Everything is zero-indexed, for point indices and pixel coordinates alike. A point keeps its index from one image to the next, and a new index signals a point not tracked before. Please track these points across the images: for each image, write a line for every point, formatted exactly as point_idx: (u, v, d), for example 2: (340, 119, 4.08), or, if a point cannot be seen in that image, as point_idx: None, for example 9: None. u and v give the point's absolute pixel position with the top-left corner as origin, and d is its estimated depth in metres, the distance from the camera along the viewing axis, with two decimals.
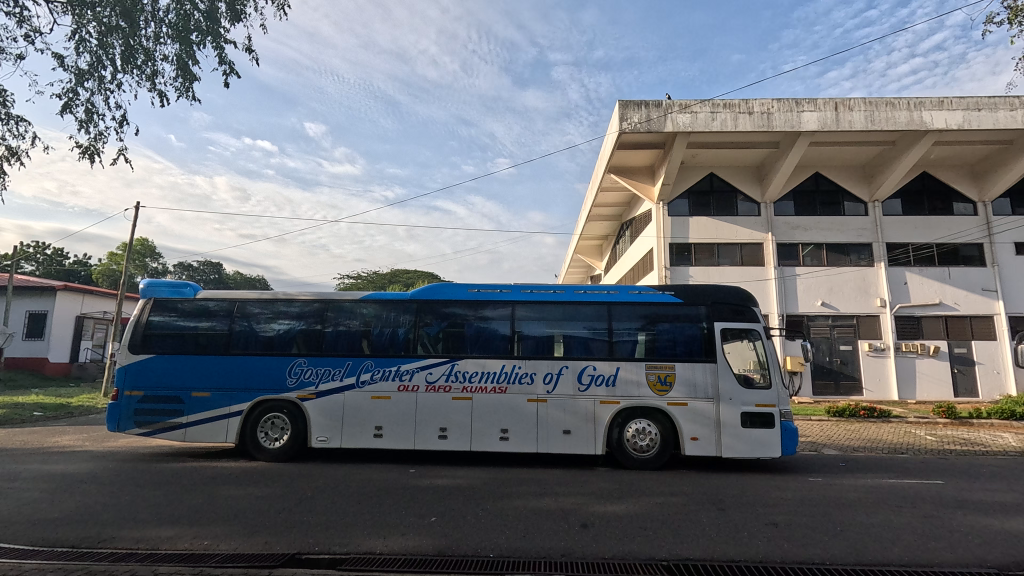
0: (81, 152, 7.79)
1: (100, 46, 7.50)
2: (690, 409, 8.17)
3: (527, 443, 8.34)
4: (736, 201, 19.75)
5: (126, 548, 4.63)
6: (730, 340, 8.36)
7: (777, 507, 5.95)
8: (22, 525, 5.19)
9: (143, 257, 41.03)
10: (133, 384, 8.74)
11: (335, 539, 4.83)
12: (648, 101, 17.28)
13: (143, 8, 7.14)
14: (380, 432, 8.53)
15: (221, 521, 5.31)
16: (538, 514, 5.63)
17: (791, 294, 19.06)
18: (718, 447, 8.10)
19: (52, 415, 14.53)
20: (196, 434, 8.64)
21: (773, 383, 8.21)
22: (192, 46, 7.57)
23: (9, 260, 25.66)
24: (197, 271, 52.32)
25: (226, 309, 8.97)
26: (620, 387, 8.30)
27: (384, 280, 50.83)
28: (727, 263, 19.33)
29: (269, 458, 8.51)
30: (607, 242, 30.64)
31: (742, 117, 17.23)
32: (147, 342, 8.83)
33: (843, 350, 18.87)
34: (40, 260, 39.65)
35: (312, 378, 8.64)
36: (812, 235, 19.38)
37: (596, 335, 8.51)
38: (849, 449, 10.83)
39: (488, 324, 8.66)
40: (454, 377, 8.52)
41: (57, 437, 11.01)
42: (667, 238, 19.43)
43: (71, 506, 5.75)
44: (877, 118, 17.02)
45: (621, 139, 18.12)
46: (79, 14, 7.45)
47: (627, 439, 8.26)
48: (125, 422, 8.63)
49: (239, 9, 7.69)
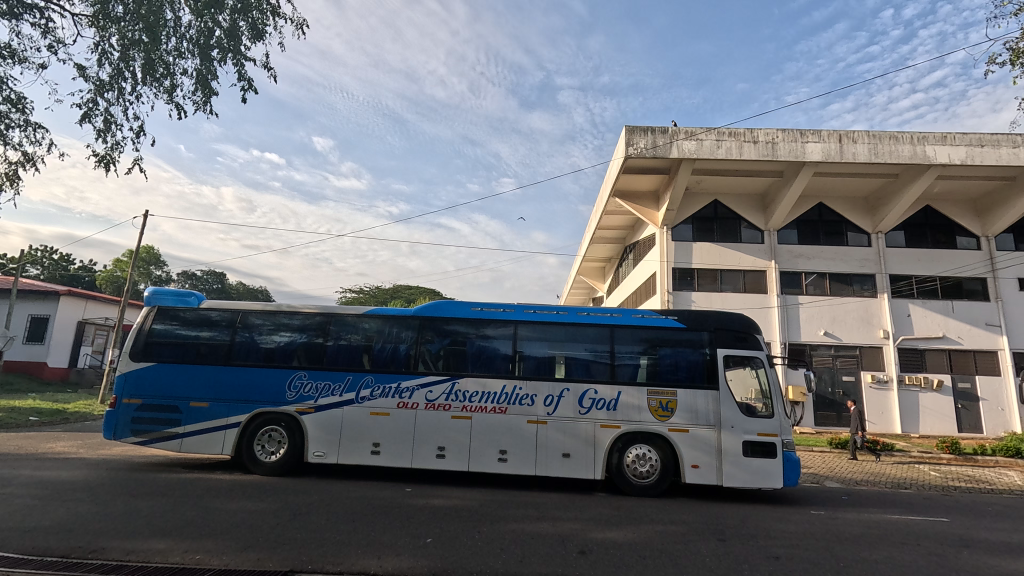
0: (99, 159, 8.40)
1: (122, 59, 7.69)
2: (690, 436, 8.10)
3: (525, 465, 8.26)
4: (740, 228, 19.86)
5: (117, 559, 4.56)
6: (732, 367, 8.33)
7: (778, 539, 5.85)
8: (14, 532, 5.14)
9: (147, 265, 41.37)
10: (132, 392, 8.70)
11: (330, 557, 4.75)
12: (655, 128, 17.55)
13: (165, 23, 7.32)
14: (377, 449, 8.46)
15: (214, 535, 5.25)
16: (535, 539, 5.52)
17: (793, 322, 19.02)
18: (719, 476, 8.01)
19: (47, 420, 14.46)
20: (193, 445, 8.57)
21: (775, 412, 8.14)
22: (212, 62, 7.76)
23: (14, 263, 25.83)
24: (200, 281, 52.70)
25: (229, 319, 8.97)
26: (621, 411, 8.24)
27: (387, 296, 51.14)
28: (730, 290, 19.35)
29: (264, 472, 8.44)
30: (610, 263, 30.73)
31: (747, 146, 17.42)
32: (149, 350, 8.82)
33: (845, 380, 18.75)
34: (45, 264, 40.39)
35: (312, 392, 8.60)
36: (815, 264, 19.42)
37: (598, 358, 8.49)
38: (852, 482, 10.72)
39: (489, 342, 8.65)
40: (454, 396, 8.48)
41: (52, 443, 10.93)
42: (670, 262, 19.45)
43: (62, 515, 5.68)
44: (880, 151, 17.21)
45: (627, 163, 18.33)
46: (102, 27, 7.67)
47: (627, 464, 8.18)
48: (121, 431, 8.58)
49: (261, 28, 7.90)
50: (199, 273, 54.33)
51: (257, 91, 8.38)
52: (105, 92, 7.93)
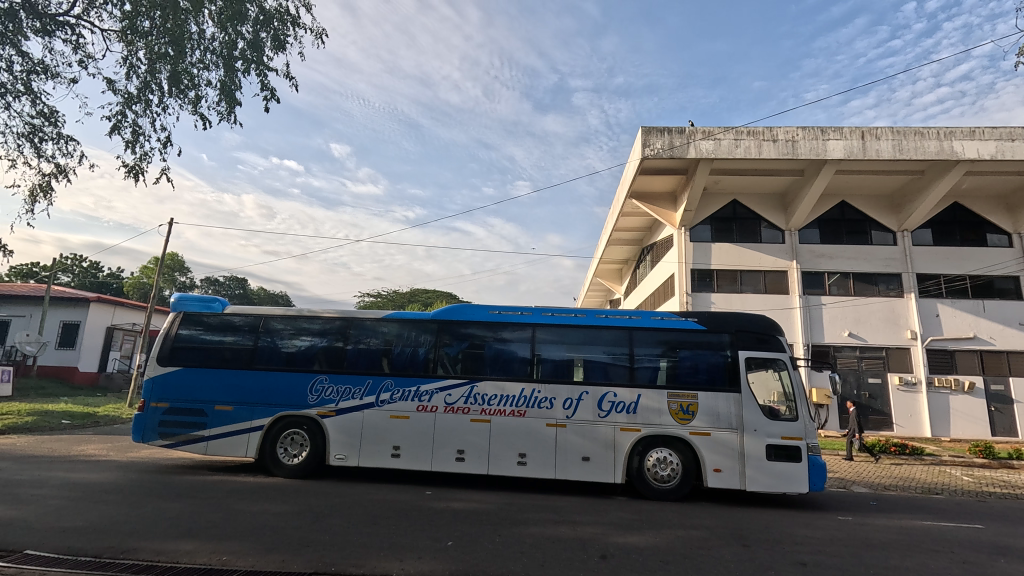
0: (128, 171, 8.61)
1: (149, 72, 7.90)
2: (712, 439, 7.99)
3: (545, 469, 8.23)
4: (759, 228, 19.57)
5: (148, 560, 4.68)
6: (754, 369, 8.20)
7: (803, 545, 5.73)
8: (49, 532, 5.31)
9: (172, 272, 42.42)
10: (159, 396, 8.91)
11: (352, 559, 4.80)
12: (671, 128, 17.42)
13: (190, 36, 7.50)
14: (397, 452, 8.52)
15: (239, 536, 5.34)
16: (556, 543, 5.50)
17: (816, 323, 18.64)
18: (742, 480, 7.88)
19: (79, 422, 14.91)
20: (218, 447, 8.75)
21: (799, 415, 7.98)
22: (236, 73, 7.92)
23: (47, 270, 26.69)
24: (222, 287, 53.85)
25: (251, 324, 9.14)
26: (641, 415, 8.17)
27: (405, 300, 51.60)
28: (750, 291, 19.06)
29: (287, 475, 8.56)
30: (627, 266, 30.55)
31: (766, 145, 17.17)
32: (174, 355, 9.03)
33: (872, 383, 18.31)
34: (76, 272, 41.67)
35: (332, 395, 8.71)
36: (838, 264, 19.02)
37: (616, 360, 8.43)
38: (880, 487, 10.44)
39: (507, 346, 8.65)
40: (472, 399, 8.50)
41: (83, 446, 11.26)
42: (688, 263, 19.24)
43: (93, 516, 5.84)
44: (905, 147, 16.81)
45: (644, 165, 18.22)
46: (130, 41, 7.89)
47: (648, 468, 8.11)
48: (149, 434, 8.80)
49: (283, 38, 8.04)
50: (222, 278, 55.46)
51: (279, 100, 8.52)
52: (133, 104, 8.14)
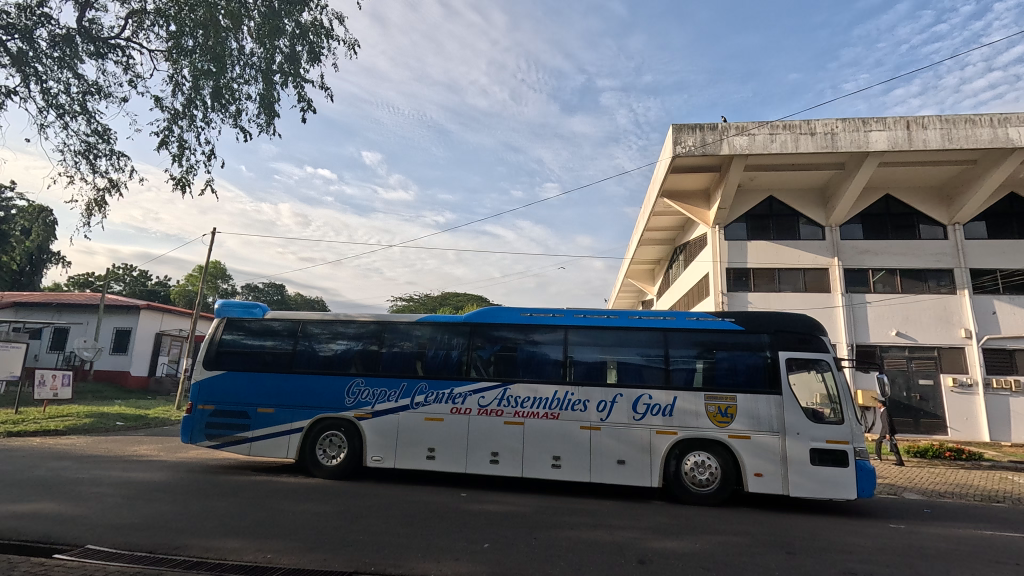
0: (175, 184, 8.98)
1: (194, 89, 8.24)
2: (752, 443, 7.76)
3: (579, 472, 8.17)
4: (798, 224, 18.95)
5: (198, 556, 4.86)
6: (795, 370, 7.93)
7: (853, 554, 5.49)
8: (108, 528, 5.60)
9: (215, 279, 44.14)
10: (206, 399, 9.28)
11: (391, 560, 4.87)
12: (703, 125, 17.09)
13: (231, 52, 7.79)
14: (432, 454, 8.61)
15: (282, 535, 5.50)
16: (592, 547, 5.44)
17: (861, 322, 17.90)
18: (785, 485, 7.63)
19: (132, 424, 15.67)
20: (260, 448, 9.05)
21: (845, 418, 7.67)
22: (274, 86, 8.18)
23: (102, 279, 28.20)
24: (262, 293, 55.70)
25: (290, 329, 9.42)
26: (677, 417, 8.01)
27: (436, 304, 52.19)
28: (789, 289, 18.46)
29: (326, 475, 8.78)
30: (660, 266, 30.06)
31: (804, 139, 16.63)
32: (219, 359, 9.39)
33: (922, 384, 17.46)
34: (127, 281, 43.89)
35: (368, 398, 8.88)
36: (883, 260, 18.22)
37: (651, 362, 8.30)
38: (934, 494, 9.92)
39: (539, 348, 8.64)
40: (506, 402, 8.51)
41: (136, 446, 11.83)
42: (723, 262, 18.79)
43: (147, 513, 6.12)
44: (954, 136, 16.00)
45: (675, 163, 17.92)
46: (175, 60, 8.26)
47: (685, 472, 7.95)
48: (197, 435, 9.17)
49: (317, 50, 8.27)
50: (261, 284, 57.38)
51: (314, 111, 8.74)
52: (179, 120, 8.52)
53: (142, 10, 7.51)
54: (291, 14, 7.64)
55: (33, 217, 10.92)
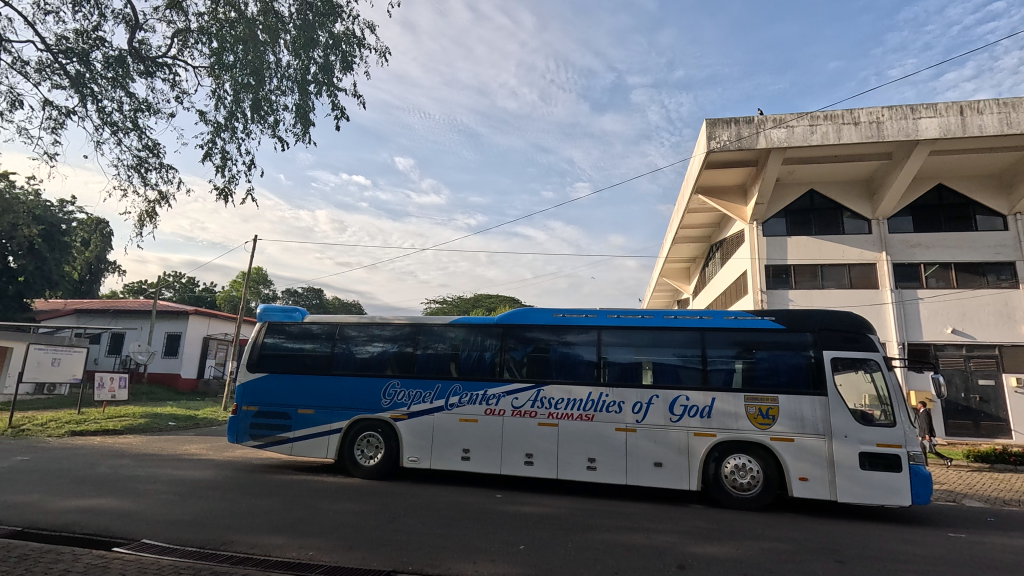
0: (218, 194, 9.33)
1: (235, 102, 8.54)
2: (796, 446, 7.49)
3: (615, 475, 8.06)
4: (841, 218, 18.18)
5: (244, 552, 5.04)
6: (842, 370, 7.60)
7: (907, 564, 5.21)
8: (161, 523, 5.88)
9: (258, 284, 45.82)
10: (250, 400, 9.62)
11: (428, 559, 4.92)
12: (738, 118, 16.63)
13: (269, 65, 8.04)
14: (467, 455, 8.66)
15: (323, 533, 5.65)
16: (629, 551, 5.34)
17: (912, 320, 17.03)
18: (832, 490, 7.31)
19: (183, 424, 16.40)
20: (301, 448, 9.31)
21: (897, 420, 7.29)
22: (310, 96, 8.41)
23: (154, 287, 29.68)
24: (301, 298, 57.46)
25: (329, 332, 9.66)
26: (716, 419, 7.80)
27: (469, 306, 52.62)
28: (834, 286, 17.73)
29: (364, 475, 8.96)
30: (695, 264, 29.37)
31: (847, 129, 15.96)
32: (262, 361, 9.73)
33: (982, 385, 16.46)
34: (177, 287, 46.07)
35: (404, 399, 9.02)
36: (936, 254, 17.27)
37: (687, 363, 8.12)
38: (998, 502, 9.32)
39: (573, 349, 8.57)
40: (540, 403, 8.49)
41: (187, 445, 12.39)
42: (762, 259, 18.21)
43: (197, 510, 6.40)
44: (1013, 121, 15.05)
45: (709, 158, 17.51)
46: (218, 76, 8.60)
47: (725, 475, 7.73)
48: (242, 435, 9.53)
49: (349, 59, 8.44)
50: (301, 289, 59.19)
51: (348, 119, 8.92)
52: (222, 133, 8.86)
53: (186, 29, 7.82)
54: (324, 26, 7.83)
55: (92, 228, 11.58)
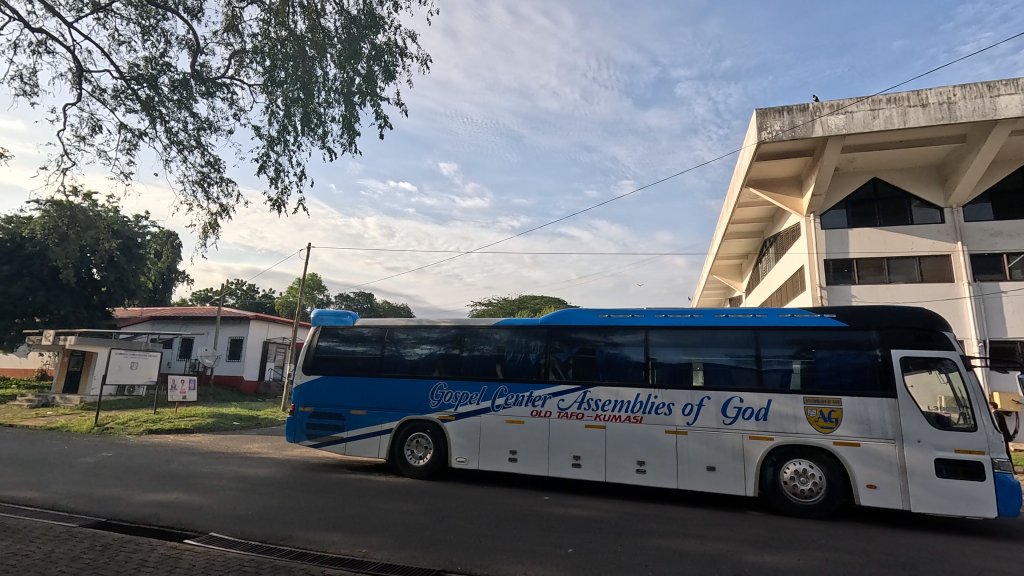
0: (273, 204, 9.77)
1: (286, 116, 8.95)
2: (862, 451, 7.03)
3: (666, 479, 7.84)
4: (909, 207, 16.97)
5: (302, 548, 5.24)
6: (913, 371, 7.08)
7: None
8: (227, 517, 6.21)
9: (312, 290, 47.80)
10: (306, 401, 10.03)
11: (476, 560, 4.95)
12: (791, 107, 15.87)
13: (317, 79, 8.37)
14: (514, 456, 8.67)
15: (376, 531, 5.80)
16: (682, 557, 5.18)
17: (994, 315, 15.68)
18: (905, 499, 6.81)
19: (245, 424, 17.30)
20: (354, 448, 9.62)
21: (979, 425, 6.71)
22: (355, 107, 8.69)
23: (219, 294, 31.59)
24: (353, 302, 59.47)
25: (378, 335, 9.93)
26: (773, 422, 7.45)
27: (515, 307, 52.79)
28: (902, 280, 16.59)
29: (414, 475, 9.14)
30: (747, 260, 28.22)
31: (913, 111, 14.90)
32: (316, 364, 10.13)
33: None
34: (239, 294, 48.77)
35: (451, 400, 9.14)
36: (1021, 243, 15.82)
37: (741, 363, 7.80)
38: None
39: (620, 350, 8.42)
40: (586, 405, 8.38)
41: (250, 444, 13.07)
42: (821, 253, 17.29)
43: (259, 506, 6.72)
44: None
45: (760, 150, 16.79)
46: (271, 92, 9.04)
47: (784, 481, 7.36)
48: (299, 435, 9.94)
49: (391, 69, 8.66)
50: (352, 294, 61.29)
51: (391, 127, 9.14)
52: (275, 146, 9.31)
53: (242, 50, 8.29)
54: (367, 38, 8.07)
55: (163, 241, 12.40)
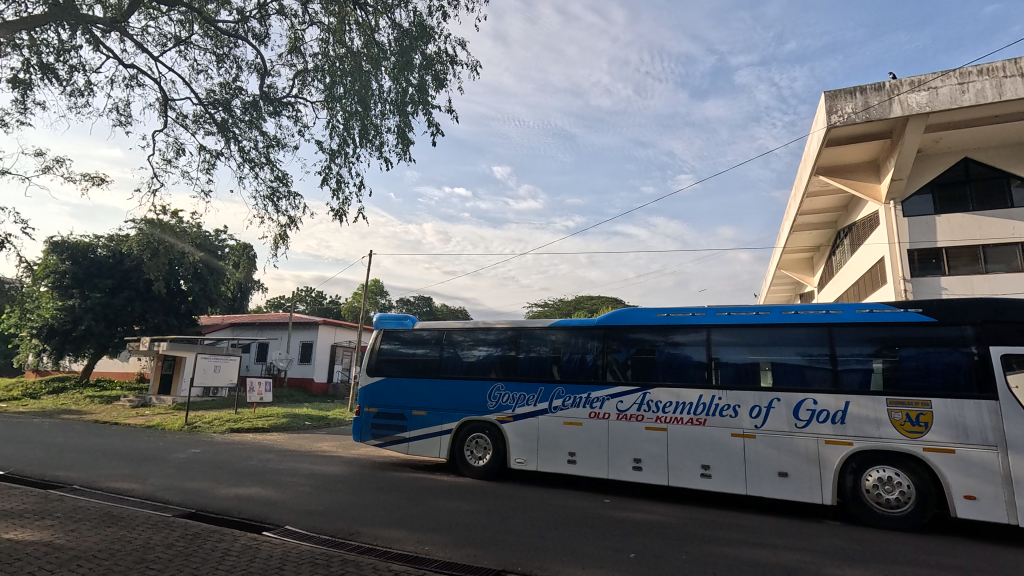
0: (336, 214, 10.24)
1: (346, 129, 9.38)
2: (958, 458, 6.41)
3: (734, 484, 7.50)
4: (1008, 188, 15.30)
5: (368, 543, 5.45)
6: (1017, 370, 6.37)
7: None
8: (301, 512, 6.57)
9: (375, 295, 49.69)
10: (370, 402, 10.43)
11: (536, 561, 4.95)
12: (865, 86, 14.77)
13: (372, 92, 8.72)
14: (573, 458, 8.60)
15: (438, 529, 5.93)
16: (752, 567, 4.93)
17: None
18: (1011, 512, 6.14)
19: (317, 424, 18.24)
20: (417, 447, 9.89)
21: None
22: (409, 116, 8.99)
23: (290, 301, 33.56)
24: (413, 306, 61.26)
25: (437, 337, 10.17)
26: (852, 425, 6.95)
27: (571, 308, 52.36)
28: (1001, 270, 14.99)
29: (474, 475, 9.27)
30: (819, 253, 26.49)
31: (1010, 82, 13.46)
32: (379, 366, 10.51)
33: None
34: (308, 301, 51.56)
35: (509, 402, 9.20)
36: None
37: (813, 363, 7.33)
38: None
39: (680, 350, 8.15)
40: (646, 407, 8.18)
41: (321, 443, 13.78)
42: (903, 243, 15.96)
43: (330, 502, 7.07)
44: None
45: (831, 135, 15.74)
46: (332, 108, 9.51)
47: (867, 489, 6.83)
48: (365, 434, 10.35)
49: (442, 76, 8.88)
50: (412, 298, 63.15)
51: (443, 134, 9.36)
52: (337, 159, 9.79)
53: (305, 69, 8.83)
54: (418, 48, 8.34)
55: (240, 253, 13.30)
